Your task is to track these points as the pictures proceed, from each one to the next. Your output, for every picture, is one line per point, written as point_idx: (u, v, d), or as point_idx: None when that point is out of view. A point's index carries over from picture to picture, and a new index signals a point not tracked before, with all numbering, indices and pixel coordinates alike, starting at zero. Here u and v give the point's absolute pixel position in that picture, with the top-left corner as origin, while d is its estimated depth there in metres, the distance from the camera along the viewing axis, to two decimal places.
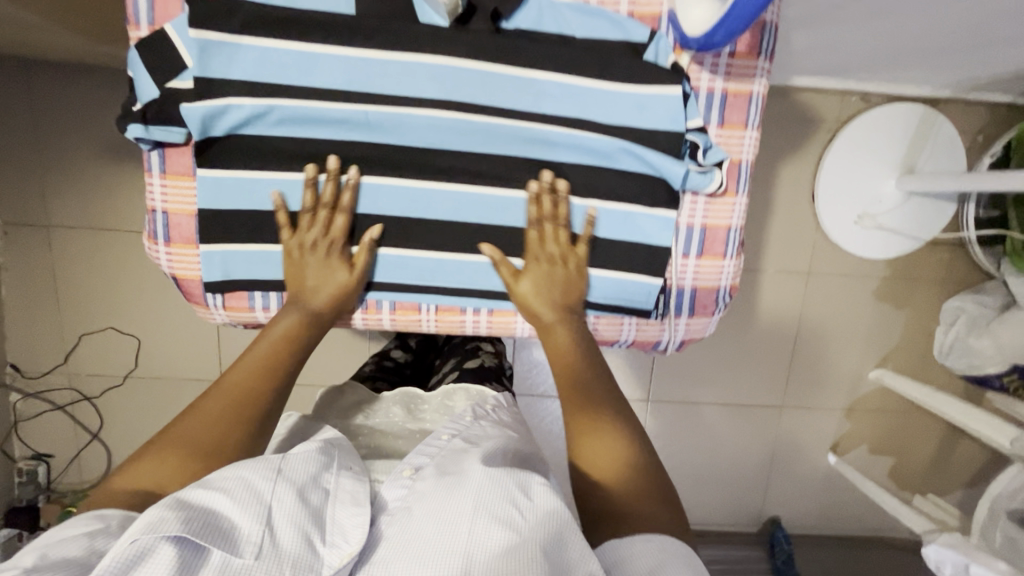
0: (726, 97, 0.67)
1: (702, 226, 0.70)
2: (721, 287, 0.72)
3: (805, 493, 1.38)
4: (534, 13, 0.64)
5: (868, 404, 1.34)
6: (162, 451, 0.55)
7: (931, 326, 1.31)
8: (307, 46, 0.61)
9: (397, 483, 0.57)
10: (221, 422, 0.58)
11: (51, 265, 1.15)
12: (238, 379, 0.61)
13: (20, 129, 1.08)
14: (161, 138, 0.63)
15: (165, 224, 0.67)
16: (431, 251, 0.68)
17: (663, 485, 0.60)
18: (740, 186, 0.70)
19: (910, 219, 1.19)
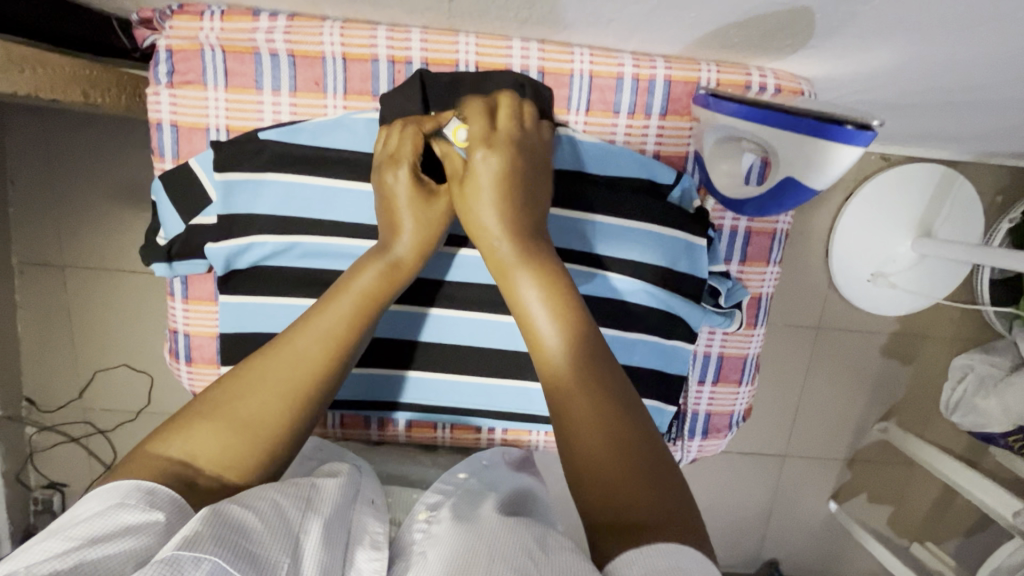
0: (749, 235, 0.73)
1: (719, 355, 0.76)
2: (734, 412, 0.78)
3: (805, 538, 1.40)
4: (564, 152, 0.66)
5: (870, 454, 1.36)
6: (217, 425, 0.52)
7: (938, 382, 1.31)
8: (329, 180, 0.65)
9: (415, 526, 0.58)
10: (281, 403, 0.54)
11: (67, 305, 1.17)
12: (306, 350, 0.56)
13: (36, 173, 1.09)
14: (185, 272, 0.69)
15: (187, 345, 0.73)
16: (445, 374, 0.76)
17: (647, 450, 0.50)
18: (758, 320, 0.76)
19: (921, 279, 1.17)
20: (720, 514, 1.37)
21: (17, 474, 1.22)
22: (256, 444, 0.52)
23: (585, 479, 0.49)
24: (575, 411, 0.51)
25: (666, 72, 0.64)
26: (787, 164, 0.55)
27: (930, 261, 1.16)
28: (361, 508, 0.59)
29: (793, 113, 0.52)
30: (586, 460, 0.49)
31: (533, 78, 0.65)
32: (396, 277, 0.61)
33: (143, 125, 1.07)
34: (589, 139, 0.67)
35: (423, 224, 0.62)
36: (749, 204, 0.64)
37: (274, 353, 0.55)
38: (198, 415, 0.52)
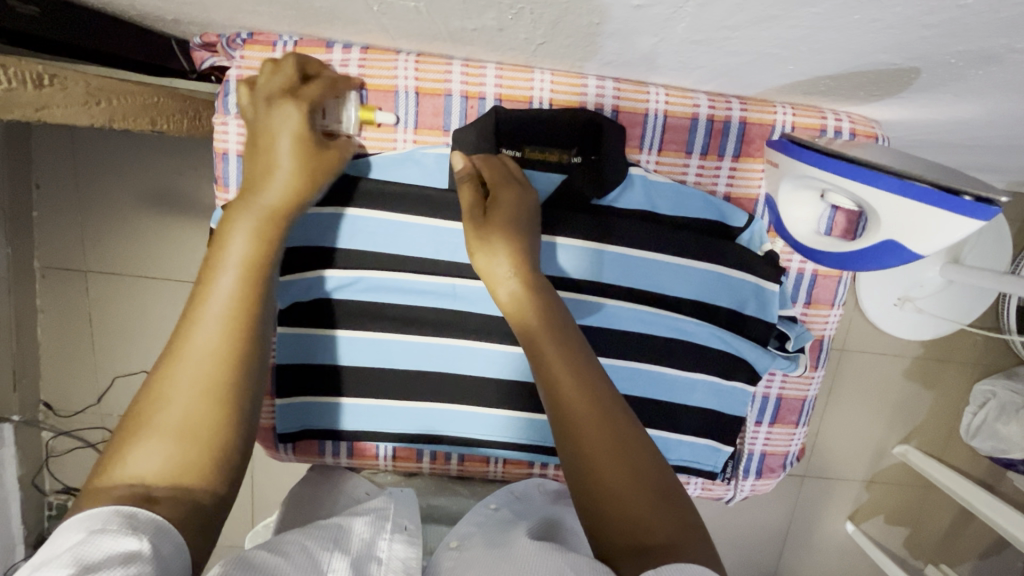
0: (815, 278, 0.74)
1: (777, 397, 0.77)
2: (790, 453, 0.79)
3: (820, 558, 1.39)
4: (633, 194, 0.68)
5: (888, 476, 1.36)
6: (156, 440, 0.46)
7: (959, 406, 1.31)
8: (395, 216, 0.68)
9: (444, 555, 0.58)
10: (200, 398, 0.48)
11: (88, 310, 1.16)
12: (207, 333, 0.50)
13: (62, 178, 1.08)
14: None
15: None
16: (497, 410, 0.74)
17: (647, 471, 0.50)
18: (820, 362, 0.76)
19: (949, 306, 1.17)
20: (739, 534, 1.37)
21: (33, 478, 1.21)
22: (206, 446, 0.47)
23: (595, 496, 0.49)
24: (575, 426, 0.52)
25: (741, 115, 0.66)
26: (889, 226, 0.55)
27: (959, 287, 1.16)
28: (393, 535, 0.57)
29: (922, 182, 0.51)
30: (600, 479, 0.50)
31: (608, 117, 0.66)
32: (269, 226, 0.55)
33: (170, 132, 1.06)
34: (664, 180, 0.68)
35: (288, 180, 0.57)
36: (825, 255, 0.64)
37: (177, 351, 0.49)
38: (126, 433, 0.46)
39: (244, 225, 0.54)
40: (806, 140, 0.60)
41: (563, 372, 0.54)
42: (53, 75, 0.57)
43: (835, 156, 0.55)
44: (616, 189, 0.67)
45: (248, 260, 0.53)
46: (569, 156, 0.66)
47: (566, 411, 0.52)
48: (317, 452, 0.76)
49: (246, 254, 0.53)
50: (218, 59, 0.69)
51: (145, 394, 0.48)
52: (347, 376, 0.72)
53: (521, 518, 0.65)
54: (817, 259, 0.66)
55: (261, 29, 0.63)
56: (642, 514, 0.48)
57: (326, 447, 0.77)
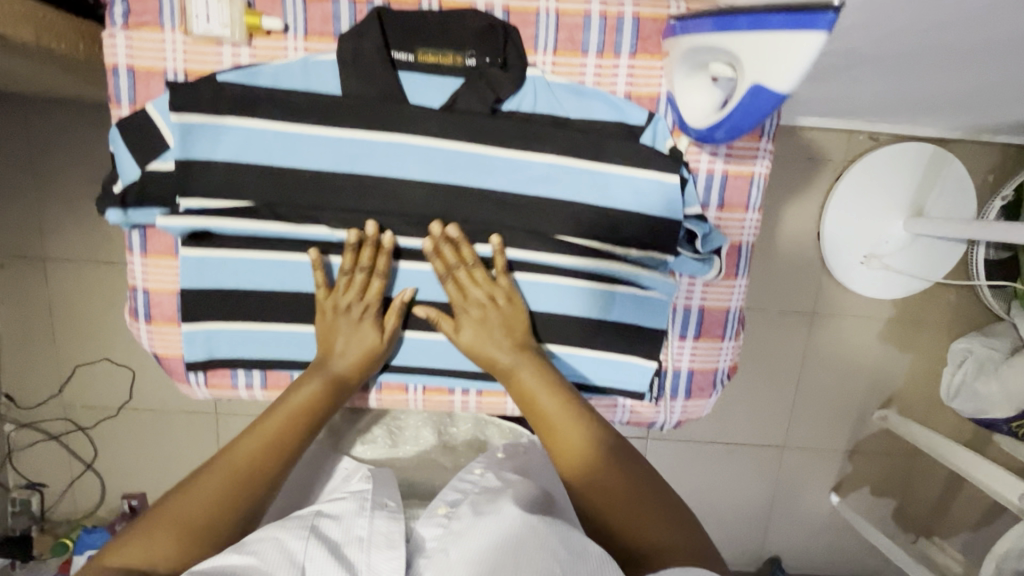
0: (725, 179, 0.71)
1: (699, 308, 0.75)
2: (718, 369, 0.77)
3: (807, 534, 1.35)
4: (531, 97, 0.68)
5: (871, 445, 1.32)
6: (167, 528, 0.60)
7: (938, 368, 1.27)
8: (295, 127, 0.65)
9: (432, 521, 0.71)
10: (210, 506, 0.62)
11: (46, 297, 1.15)
12: (240, 462, 0.65)
13: (14, 162, 1.07)
14: (143, 221, 0.69)
15: (147, 302, 0.72)
16: (417, 333, 0.73)
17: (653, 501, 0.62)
18: (739, 271, 0.74)
19: (917, 261, 1.16)
20: (720, 508, 1.33)
21: None
22: (195, 541, 0.61)
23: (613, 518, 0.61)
24: (591, 472, 0.63)
25: (633, 10, 0.67)
26: (751, 70, 0.52)
27: (925, 241, 1.15)
28: (373, 513, 0.71)
29: (772, 8, 0.48)
30: (609, 510, 0.62)
31: (499, 18, 0.67)
32: (336, 391, 0.69)
33: None
34: (560, 81, 0.68)
35: (364, 348, 0.69)
36: (721, 132, 0.59)
37: (211, 469, 0.64)
38: (158, 520, 0.61)
39: (315, 382, 0.68)
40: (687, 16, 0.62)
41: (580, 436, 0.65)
42: None
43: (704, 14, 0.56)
44: (513, 89, 0.67)
45: (297, 408, 0.68)
46: (465, 58, 0.67)
47: (575, 459, 0.64)
48: (230, 383, 0.74)
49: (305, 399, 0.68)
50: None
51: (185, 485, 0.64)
52: (266, 308, 0.70)
53: (505, 485, 0.74)
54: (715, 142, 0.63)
55: None
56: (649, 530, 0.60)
57: (238, 377, 0.74)
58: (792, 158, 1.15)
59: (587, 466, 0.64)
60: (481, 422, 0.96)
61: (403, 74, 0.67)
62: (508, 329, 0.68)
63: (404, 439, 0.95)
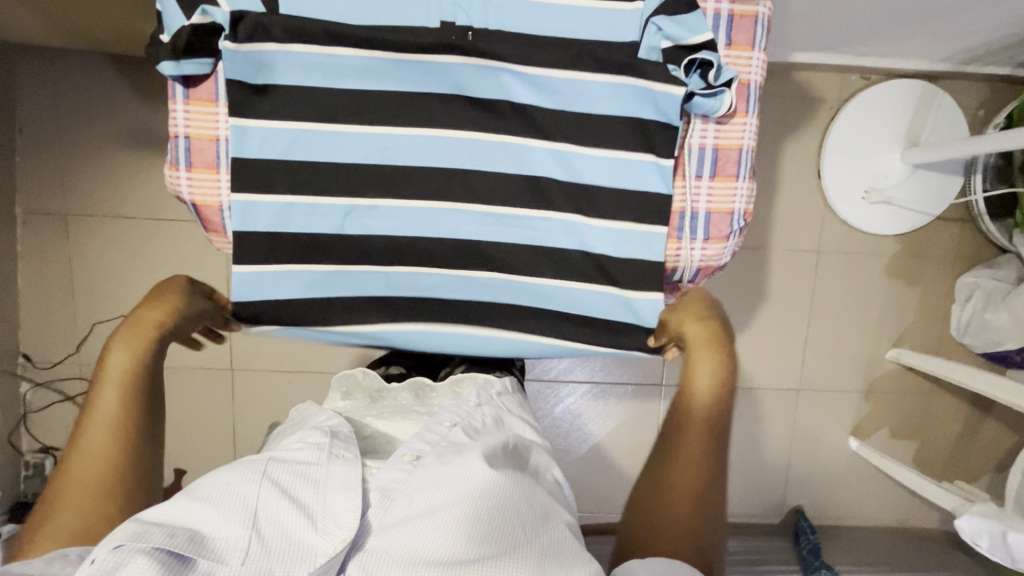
0: (731, 17, 0.63)
1: (713, 147, 0.65)
2: (736, 212, 0.66)
3: (827, 480, 1.33)
4: None
5: (887, 386, 1.31)
6: (63, 522, 0.56)
7: (946, 304, 1.28)
8: None
9: (397, 466, 0.55)
10: (97, 480, 0.58)
11: (68, 253, 1.17)
12: (97, 435, 0.61)
13: (45, 120, 1.12)
14: (190, 70, 0.59)
15: (187, 148, 0.62)
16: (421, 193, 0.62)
17: (711, 526, 0.60)
18: (751, 107, 0.65)
19: (916, 194, 1.19)
20: (737, 453, 1.32)
21: (10, 434, 1.19)
22: (99, 512, 0.57)
23: (663, 521, 0.60)
24: (684, 481, 0.60)
25: None
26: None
27: (923, 173, 1.18)
28: (330, 459, 0.55)
29: None
30: (667, 511, 0.60)
31: None
32: (140, 344, 0.64)
33: (152, 69, 1.12)
34: None
35: (147, 293, 0.68)
36: None
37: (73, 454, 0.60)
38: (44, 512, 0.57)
39: (119, 348, 0.64)
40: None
41: (700, 452, 0.61)
42: None
43: None
44: None
45: (121, 375, 0.63)
46: None
47: (680, 457, 0.61)
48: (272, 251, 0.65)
49: (121, 365, 0.64)
50: None
51: (54, 482, 0.59)
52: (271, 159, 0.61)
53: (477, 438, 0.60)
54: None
55: None
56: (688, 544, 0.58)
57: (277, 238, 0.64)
58: (789, 99, 1.20)
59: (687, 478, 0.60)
60: (458, 374, 0.82)
61: None
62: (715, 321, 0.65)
63: (384, 399, 0.78)
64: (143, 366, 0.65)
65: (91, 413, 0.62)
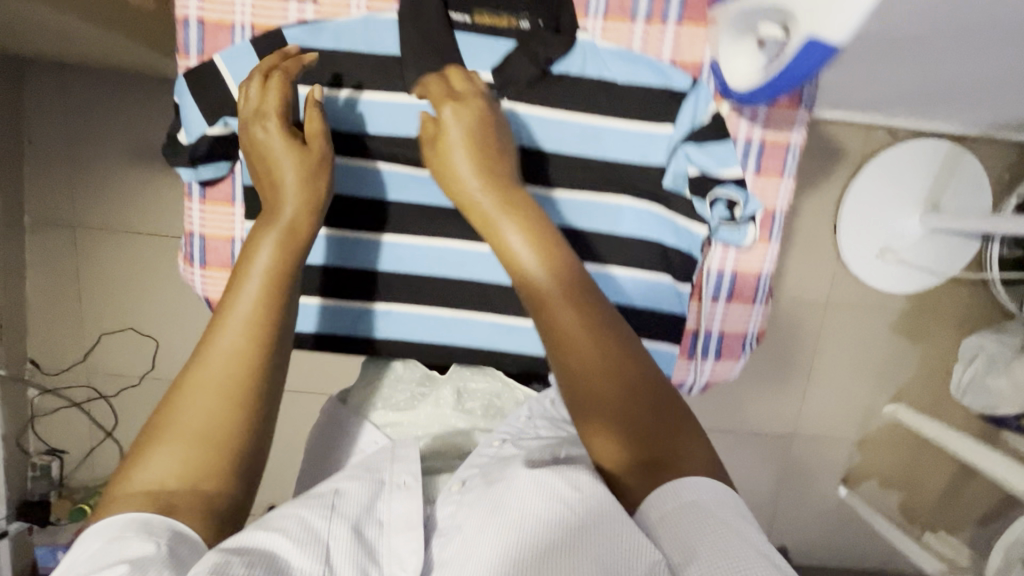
0: (763, 147, 0.74)
1: (732, 274, 0.78)
2: (748, 332, 0.80)
3: (814, 524, 1.36)
4: (579, 61, 0.71)
5: (880, 437, 1.33)
6: (173, 442, 0.45)
7: (949, 362, 1.28)
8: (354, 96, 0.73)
9: (447, 500, 0.52)
10: (223, 388, 0.48)
11: (76, 265, 1.17)
12: (228, 343, 0.50)
13: (55, 132, 1.10)
14: (209, 174, 0.74)
15: (202, 247, 0.78)
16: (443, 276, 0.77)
17: (638, 374, 0.50)
18: (772, 236, 0.77)
19: (930, 255, 1.17)
20: None
21: (18, 436, 1.21)
22: (213, 445, 0.46)
23: (586, 404, 0.50)
24: (580, 349, 0.51)
25: None
26: (808, 19, 0.43)
27: (939, 236, 1.16)
28: (391, 494, 0.52)
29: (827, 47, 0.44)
30: (590, 386, 0.50)
31: None
32: (295, 238, 0.59)
33: (163, 86, 1.09)
34: (606, 46, 0.71)
35: (299, 178, 0.63)
36: (761, 94, 0.55)
37: (200, 359, 0.49)
38: (148, 439, 0.45)
39: (268, 238, 0.57)
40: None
41: (568, 314, 0.52)
42: None
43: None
44: (564, 55, 0.71)
45: (270, 266, 0.55)
46: (517, 20, 0.71)
47: (550, 325, 0.52)
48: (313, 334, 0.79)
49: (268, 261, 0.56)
50: None
51: (169, 395, 0.48)
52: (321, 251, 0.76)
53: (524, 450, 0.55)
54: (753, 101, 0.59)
55: None
56: (636, 417, 0.48)
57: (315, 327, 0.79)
58: (811, 151, 1.18)
59: (586, 354, 0.51)
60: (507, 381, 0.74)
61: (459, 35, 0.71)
62: (489, 157, 0.64)
63: (422, 404, 0.70)
64: (290, 271, 0.57)
65: (220, 315, 0.52)
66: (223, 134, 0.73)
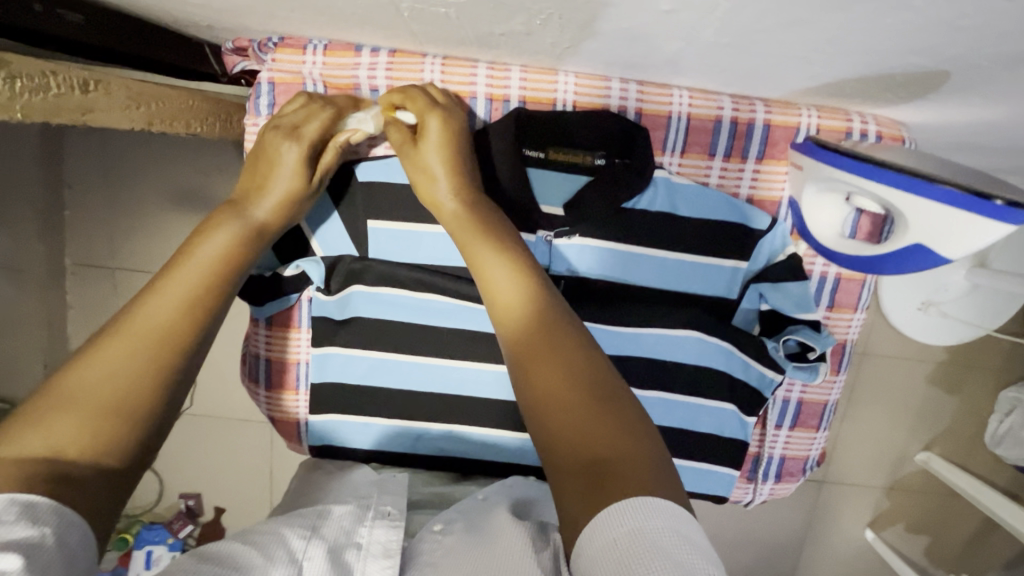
0: (838, 282, 0.77)
1: (798, 401, 0.81)
2: (809, 457, 0.83)
3: (837, 564, 1.37)
4: (653, 197, 0.71)
5: (909, 484, 1.33)
6: (70, 407, 0.44)
7: (985, 413, 1.26)
8: (415, 226, 0.74)
9: (428, 537, 0.56)
10: (132, 371, 0.47)
11: (114, 304, 1.18)
12: (158, 313, 0.50)
13: (95, 174, 1.11)
14: (276, 306, 0.77)
15: (270, 370, 0.82)
16: (486, 397, 0.76)
17: (599, 379, 0.48)
18: (842, 366, 0.80)
19: (975, 310, 1.14)
20: (753, 534, 1.35)
21: None
22: (113, 419, 0.45)
23: (542, 406, 0.48)
24: (530, 345, 0.51)
25: (765, 117, 0.71)
26: (917, 229, 0.56)
27: (985, 292, 1.13)
28: (373, 521, 0.57)
29: (937, 181, 0.53)
30: (540, 382, 0.49)
31: (631, 119, 0.71)
32: (255, 236, 0.62)
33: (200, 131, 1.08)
34: (683, 182, 0.72)
35: (283, 189, 0.65)
36: (848, 258, 0.66)
37: (115, 332, 0.48)
38: (51, 398, 0.44)
39: (226, 228, 0.60)
40: (829, 142, 0.64)
41: (524, 308, 0.53)
42: (97, 80, 0.57)
43: (859, 158, 0.57)
44: (639, 193, 0.71)
45: (215, 254, 0.57)
46: (594, 158, 0.74)
47: (506, 325, 0.53)
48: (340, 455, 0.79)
49: (213, 251, 0.57)
50: (247, 62, 0.76)
51: (79, 358, 0.47)
52: (369, 369, 0.76)
53: (497, 507, 0.61)
54: (836, 262, 0.69)
55: (293, 35, 0.69)
56: (586, 419, 0.46)
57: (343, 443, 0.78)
58: None
59: (537, 346, 0.50)
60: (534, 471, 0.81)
61: (531, 170, 0.74)
62: (459, 164, 0.66)
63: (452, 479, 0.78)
64: (237, 261, 0.58)
65: (152, 291, 0.52)
66: (292, 275, 0.74)
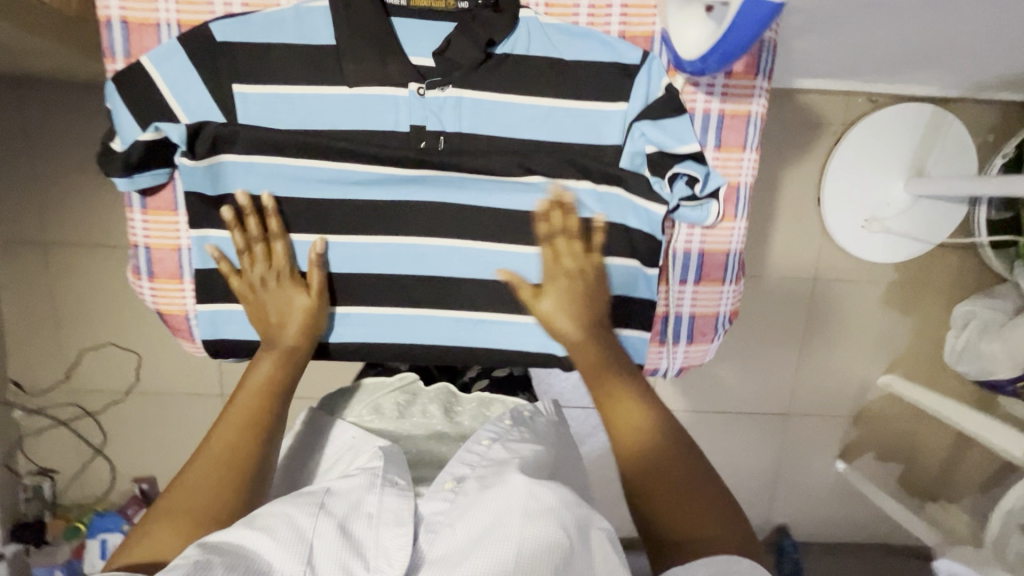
0: (723, 118, 0.79)
1: (700, 252, 0.83)
2: (720, 312, 0.85)
3: (813, 500, 1.35)
4: (523, 39, 0.75)
5: (875, 410, 1.32)
6: (160, 523, 0.56)
7: (943, 331, 1.26)
8: (289, 87, 0.73)
9: (439, 496, 0.56)
10: (211, 486, 0.59)
11: (51, 282, 1.15)
12: (225, 440, 0.63)
13: (21, 146, 1.08)
14: (144, 183, 0.75)
15: (149, 258, 0.80)
16: (394, 307, 0.78)
17: (721, 499, 0.62)
18: (738, 210, 0.82)
19: (917, 222, 1.15)
20: (725, 474, 1.33)
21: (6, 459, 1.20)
22: (193, 523, 0.56)
23: (682, 520, 0.60)
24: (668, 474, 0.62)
25: None
26: None
27: (927, 202, 1.14)
28: (383, 488, 0.56)
29: None
30: (667, 502, 0.61)
31: None
32: (288, 359, 0.72)
33: None
34: (552, 21, 0.76)
35: (298, 312, 0.73)
36: (714, 56, 0.61)
37: (195, 457, 0.62)
38: (148, 521, 0.57)
39: (268, 359, 0.71)
40: None
41: (661, 445, 0.64)
42: None
43: None
44: (508, 34, 0.75)
45: (258, 384, 0.69)
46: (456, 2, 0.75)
47: (645, 462, 0.63)
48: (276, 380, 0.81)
49: (264, 376, 0.70)
50: None
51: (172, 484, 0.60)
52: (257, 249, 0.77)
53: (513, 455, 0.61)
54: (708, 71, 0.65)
55: None
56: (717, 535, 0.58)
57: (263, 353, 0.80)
58: (794, 123, 1.15)
59: (675, 473, 0.62)
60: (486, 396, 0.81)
61: (395, 19, 0.75)
62: (588, 309, 0.73)
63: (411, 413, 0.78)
64: (271, 391, 0.69)
65: (221, 421, 0.65)
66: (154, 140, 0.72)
